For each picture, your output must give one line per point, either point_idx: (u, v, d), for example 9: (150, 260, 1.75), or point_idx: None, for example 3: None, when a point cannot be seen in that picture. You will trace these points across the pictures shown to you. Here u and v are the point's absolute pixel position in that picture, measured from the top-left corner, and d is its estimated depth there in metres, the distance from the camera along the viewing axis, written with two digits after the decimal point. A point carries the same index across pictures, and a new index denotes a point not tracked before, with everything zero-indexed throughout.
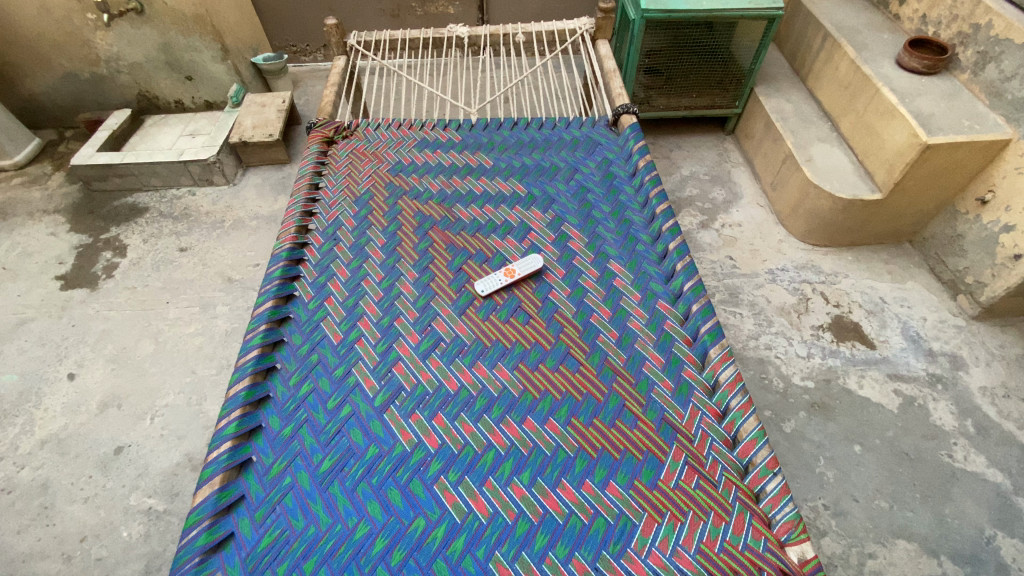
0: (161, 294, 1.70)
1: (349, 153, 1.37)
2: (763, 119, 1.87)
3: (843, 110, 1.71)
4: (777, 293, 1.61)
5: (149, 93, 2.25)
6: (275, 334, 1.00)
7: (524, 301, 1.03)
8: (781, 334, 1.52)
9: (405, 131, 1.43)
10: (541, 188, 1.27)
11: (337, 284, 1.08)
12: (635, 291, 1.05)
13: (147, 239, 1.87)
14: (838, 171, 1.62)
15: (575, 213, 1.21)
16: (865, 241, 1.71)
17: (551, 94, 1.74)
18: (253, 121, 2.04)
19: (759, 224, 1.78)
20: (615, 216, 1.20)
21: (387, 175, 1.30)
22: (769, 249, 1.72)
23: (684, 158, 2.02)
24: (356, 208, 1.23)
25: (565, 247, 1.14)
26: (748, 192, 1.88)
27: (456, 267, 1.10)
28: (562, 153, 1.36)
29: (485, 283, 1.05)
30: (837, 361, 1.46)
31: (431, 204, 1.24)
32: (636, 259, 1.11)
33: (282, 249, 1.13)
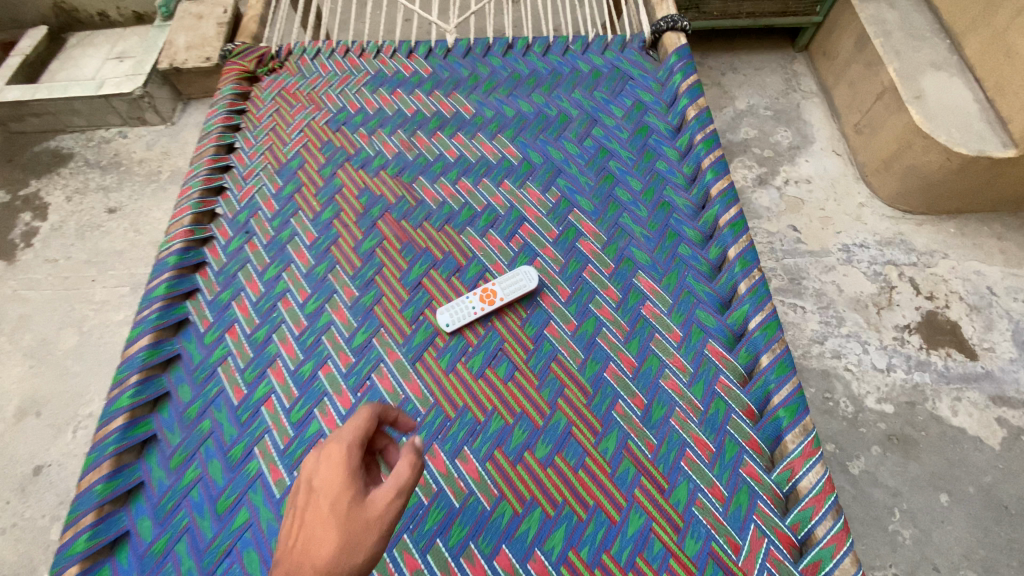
0: (86, 269, 1.42)
1: (276, 96, 0.98)
2: (853, 34, 1.38)
3: (972, 23, 1.22)
4: (853, 280, 1.24)
5: (65, 5, 1.85)
6: (154, 387, 0.71)
7: (509, 344, 0.70)
8: (855, 337, 1.17)
9: (354, 60, 1.00)
10: (542, 153, 0.85)
11: (244, 308, 0.76)
12: (677, 327, 0.70)
13: (71, 197, 1.56)
14: (956, 115, 1.18)
15: (589, 193, 0.81)
16: (974, 208, 1.29)
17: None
18: (187, 39, 1.58)
19: (834, 180, 1.37)
20: (650, 197, 0.80)
21: (324, 130, 0.91)
22: (846, 217, 1.32)
23: (740, 85, 1.55)
24: (279, 183, 0.87)
25: (572, 250, 0.77)
26: (823, 134, 1.44)
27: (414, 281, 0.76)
28: (576, 93, 0.92)
29: (451, 312, 0.71)
30: (926, 376, 1.13)
31: (383, 175, 0.85)
32: (679, 274, 0.74)
33: (170, 252, 0.80)
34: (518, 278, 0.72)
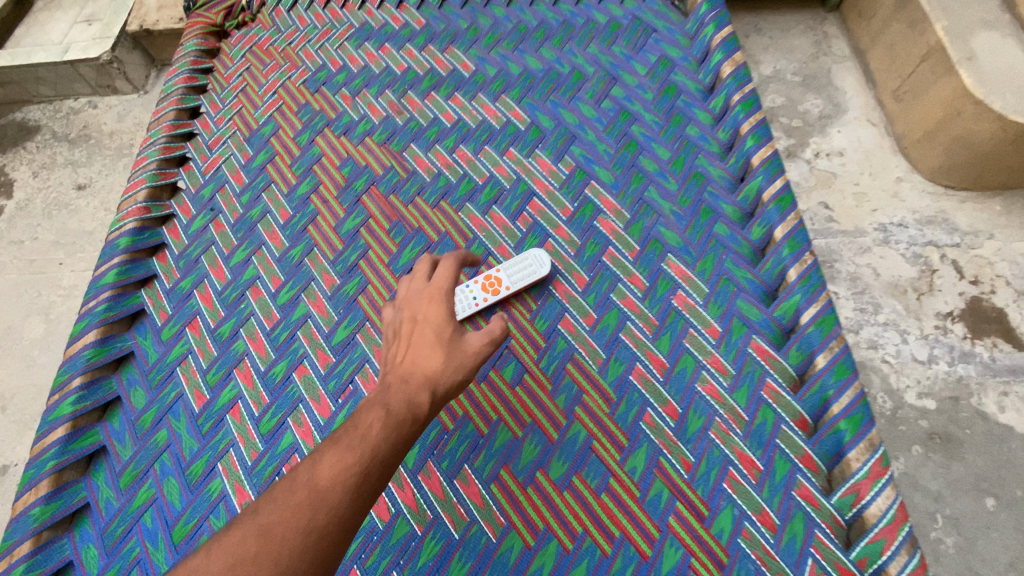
0: (54, 252, 1.30)
1: (247, 53, 0.85)
2: None
3: None
4: (890, 262, 1.13)
5: None
6: (101, 392, 0.61)
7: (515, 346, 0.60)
8: (892, 325, 1.07)
9: (335, 10, 0.87)
10: (553, 116, 0.74)
11: (207, 299, 0.65)
12: (715, 322, 0.59)
13: (37, 173, 1.44)
14: (1012, 78, 1.05)
15: (608, 163, 0.70)
16: None
17: None
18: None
19: (869, 152, 1.25)
20: (679, 167, 0.69)
21: (301, 91, 0.79)
22: (882, 193, 1.20)
23: (765, 49, 1.41)
24: (249, 153, 0.75)
25: (589, 230, 0.66)
26: (856, 102, 1.31)
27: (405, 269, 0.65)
28: (592, 47, 0.79)
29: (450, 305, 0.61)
30: (970, 369, 1.03)
31: (369, 142, 0.74)
32: (715, 258, 0.63)
33: (121, 234, 0.68)
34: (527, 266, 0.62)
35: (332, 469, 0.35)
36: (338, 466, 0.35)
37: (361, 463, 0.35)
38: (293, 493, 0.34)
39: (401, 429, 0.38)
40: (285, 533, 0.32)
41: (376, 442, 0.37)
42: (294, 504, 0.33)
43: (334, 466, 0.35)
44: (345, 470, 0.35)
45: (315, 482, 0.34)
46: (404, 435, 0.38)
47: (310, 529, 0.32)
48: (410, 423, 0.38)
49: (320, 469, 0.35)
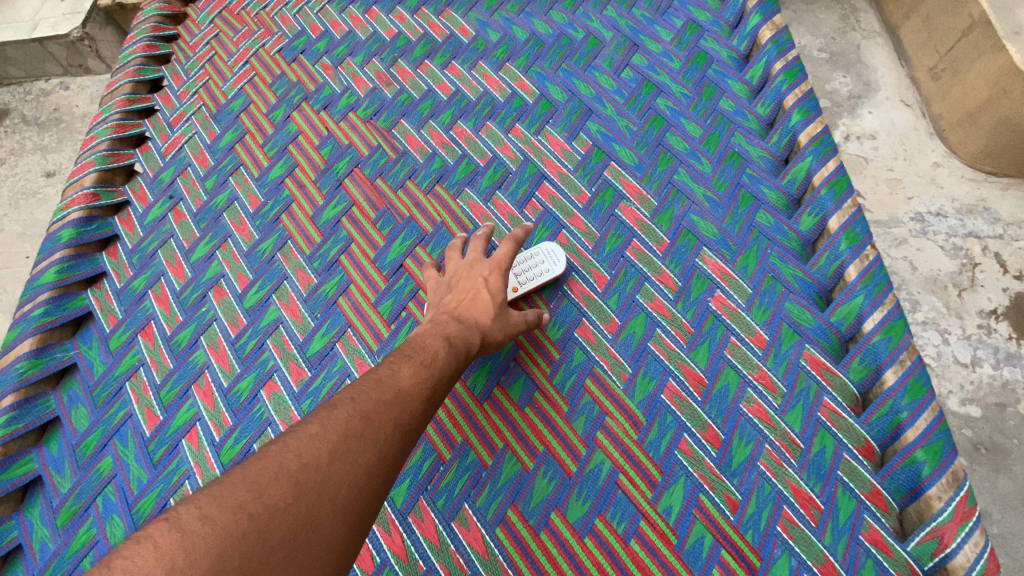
0: (21, 244, 1.21)
1: (217, 18, 0.75)
2: None
3: None
4: (928, 255, 1.04)
5: None
6: (38, 411, 0.52)
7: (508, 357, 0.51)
8: (930, 325, 0.98)
9: None
10: (566, 87, 0.64)
11: (163, 301, 0.56)
12: (761, 329, 0.50)
13: (5, 159, 1.33)
14: None
15: (630, 142, 0.60)
16: None
17: None
18: None
19: (903, 135, 1.15)
20: (714, 146, 0.59)
21: (277, 61, 0.69)
22: (918, 180, 1.10)
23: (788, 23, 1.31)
24: (216, 131, 0.65)
25: (610, 220, 0.56)
26: (888, 81, 1.21)
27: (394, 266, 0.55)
28: (609, 9, 0.69)
29: None
30: (1017, 372, 0.94)
31: (353, 119, 0.64)
32: (759, 252, 0.53)
33: (64, 225, 0.59)
34: (544, 266, 0.53)
35: (412, 378, 0.40)
36: (416, 377, 0.40)
37: (433, 378, 0.41)
38: (383, 393, 0.38)
39: (459, 360, 0.44)
40: (383, 420, 0.36)
41: (443, 366, 0.42)
42: (386, 401, 0.37)
43: (413, 377, 0.40)
44: (422, 381, 0.40)
45: (399, 386, 0.39)
46: (460, 364, 0.45)
47: (400, 423, 0.37)
48: (466, 357, 0.45)
49: (401, 378, 0.40)
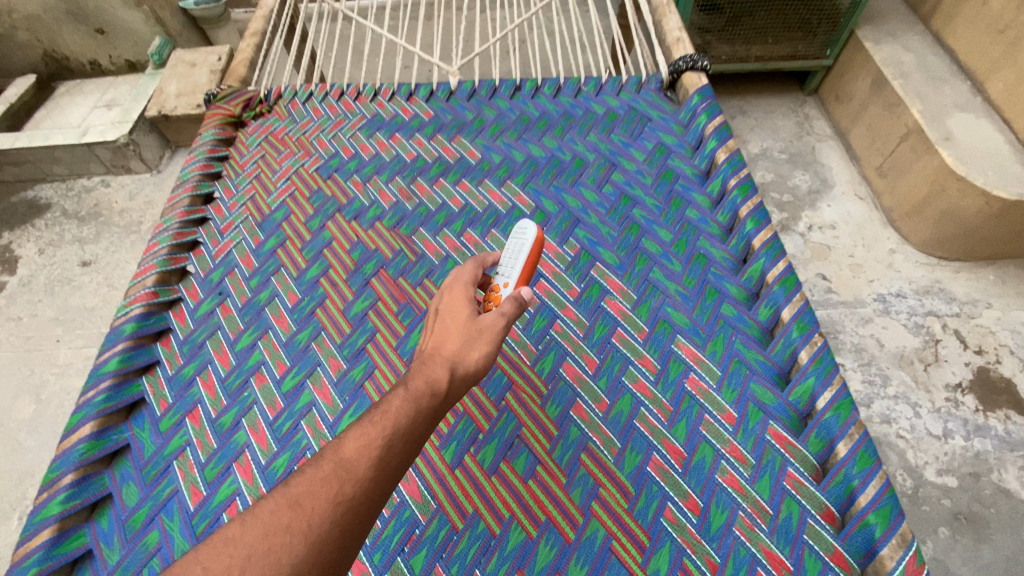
0: (53, 328, 1.28)
1: (263, 142, 0.89)
2: (867, 77, 1.34)
3: (995, 64, 1.18)
4: (893, 333, 1.13)
5: (57, 54, 1.78)
6: (92, 488, 0.58)
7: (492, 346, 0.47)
8: (903, 398, 1.05)
9: (349, 104, 0.92)
10: (557, 201, 0.77)
11: (210, 386, 0.64)
12: (730, 407, 0.58)
13: (44, 250, 1.44)
14: (991, 157, 1.10)
15: (612, 245, 0.72)
16: (1013, 253, 1.20)
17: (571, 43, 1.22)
18: (178, 86, 1.55)
19: (860, 225, 1.29)
20: (683, 249, 0.70)
21: (314, 178, 0.82)
22: (877, 265, 1.23)
23: (751, 129, 1.50)
24: (261, 237, 0.77)
25: (598, 311, 0.66)
26: (843, 178, 1.37)
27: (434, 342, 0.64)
28: (592, 136, 0.84)
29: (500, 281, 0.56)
30: (987, 443, 1.00)
31: (378, 226, 0.76)
32: (725, 339, 0.63)
33: (127, 319, 0.68)
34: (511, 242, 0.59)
35: (356, 443, 0.37)
36: (362, 441, 0.37)
37: (383, 438, 0.37)
38: (321, 470, 0.35)
39: (419, 404, 0.40)
40: (314, 504, 0.33)
41: (398, 418, 0.39)
42: (323, 477, 0.34)
43: (358, 442, 0.37)
44: (368, 445, 0.37)
45: (342, 458, 0.36)
46: (427, 411, 0.40)
47: (339, 500, 0.34)
48: (429, 396, 0.41)
49: (345, 446, 0.37)
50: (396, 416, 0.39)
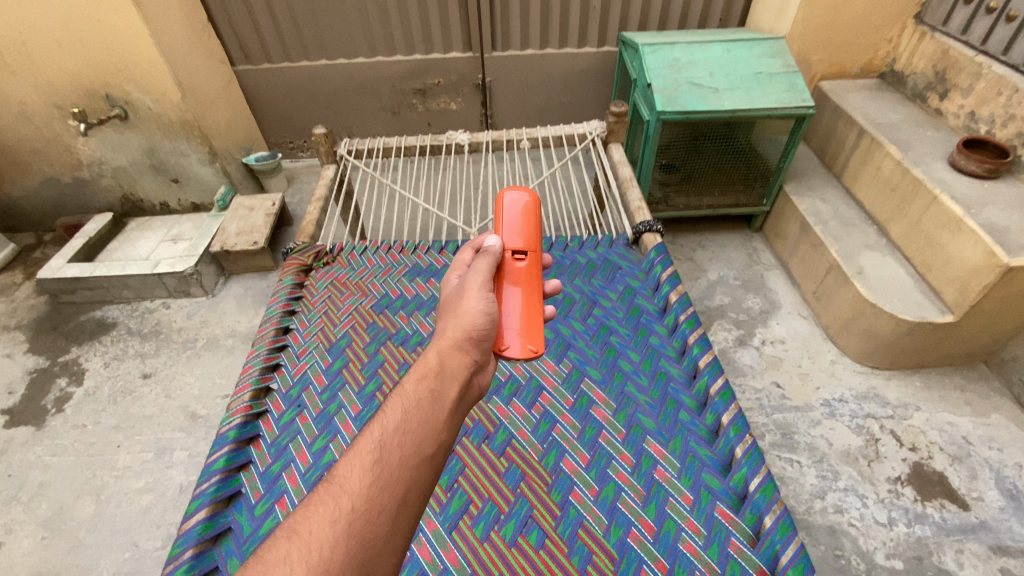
0: (114, 435, 1.45)
1: (328, 284, 1.18)
2: (797, 221, 1.68)
3: (891, 214, 1.51)
4: (840, 433, 1.34)
5: (134, 196, 2.11)
6: (206, 562, 0.75)
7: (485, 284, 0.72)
8: (852, 490, 1.24)
9: (396, 255, 1.24)
10: (554, 331, 1.05)
11: (294, 479, 0.84)
12: (687, 490, 0.79)
13: (108, 362, 1.66)
14: (895, 287, 1.39)
15: (597, 364, 0.98)
16: (932, 363, 1.45)
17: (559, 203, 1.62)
18: (238, 226, 1.88)
19: (805, 340, 1.56)
20: (648, 368, 0.96)
21: (370, 313, 1.10)
22: (821, 373, 1.47)
23: (710, 260, 1.83)
24: (329, 359, 1.01)
25: (587, 417, 0.89)
26: (787, 300, 1.67)
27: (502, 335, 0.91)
28: (577, 280, 1.16)
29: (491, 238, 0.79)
30: (926, 529, 1.17)
31: (420, 350, 1.02)
32: (682, 438, 0.85)
33: (230, 426, 0.89)
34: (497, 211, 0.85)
35: (352, 471, 0.52)
36: (353, 469, 0.53)
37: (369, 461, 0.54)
38: (321, 503, 0.50)
39: (399, 426, 0.57)
40: (322, 516, 0.49)
41: (384, 440, 0.56)
42: (323, 506, 0.50)
43: (353, 469, 0.53)
44: (358, 468, 0.53)
45: (341, 487, 0.51)
46: (413, 421, 0.58)
47: (341, 510, 0.49)
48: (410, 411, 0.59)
49: (341, 477, 0.52)
50: (381, 441, 0.56)
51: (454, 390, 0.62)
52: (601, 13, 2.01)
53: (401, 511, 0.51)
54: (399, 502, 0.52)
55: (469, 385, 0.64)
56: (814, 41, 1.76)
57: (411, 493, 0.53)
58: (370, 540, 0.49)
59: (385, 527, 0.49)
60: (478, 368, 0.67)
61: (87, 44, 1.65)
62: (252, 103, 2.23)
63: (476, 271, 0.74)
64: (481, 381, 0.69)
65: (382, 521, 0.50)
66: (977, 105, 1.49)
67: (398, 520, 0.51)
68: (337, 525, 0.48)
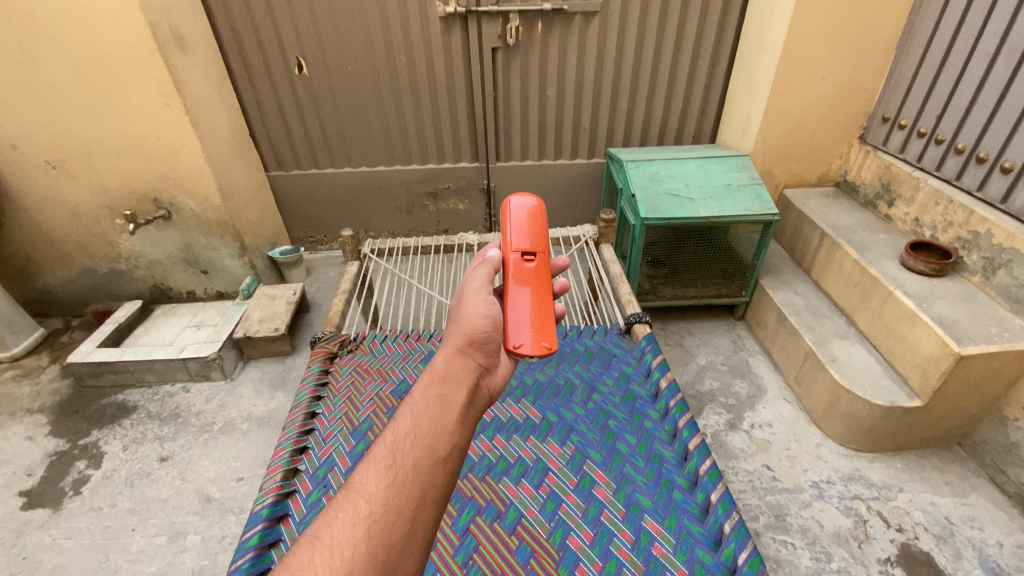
0: (129, 518, 1.49)
1: (352, 371, 1.30)
2: (774, 312, 1.86)
3: (856, 306, 1.68)
4: (829, 514, 1.41)
5: (163, 285, 2.27)
6: None
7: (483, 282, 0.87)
8: (845, 572, 1.29)
9: (412, 343, 1.39)
10: (558, 415, 1.17)
11: None
12: (683, 565, 0.87)
13: (127, 445, 1.72)
14: (866, 373, 1.52)
15: (597, 446, 1.09)
16: (910, 444, 1.55)
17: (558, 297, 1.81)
18: (261, 314, 2.03)
19: (790, 423, 1.66)
20: (643, 450, 1.07)
21: (390, 397, 1.22)
22: (808, 455, 1.56)
23: (698, 346, 1.99)
24: (353, 442, 1.12)
25: (590, 496, 0.99)
26: (772, 385, 1.80)
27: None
28: (577, 367, 1.30)
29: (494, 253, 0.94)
30: None
31: None
32: (676, 516, 0.94)
33: (263, 505, 0.98)
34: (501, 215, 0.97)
35: (368, 478, 0.58)
36: (367, 477, 0.59)
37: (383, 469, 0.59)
38: (340, 511, 0.56)
39: (409, 432, 0.64)
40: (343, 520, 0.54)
41: (397, 449, 0.62)
42: (344, 513, 0.55)
43: (368, 476, 0.58)
44: (372, 476, 0.58)
45: (358, 493, 0.57)
46: (423, 427, 0.65)
47: (361, 515, 0.55)
48: (419, 418, 0.66)
49: (358, 484, 0.58)
50: (393, 449, 0.62)
51: (460, 394, 0.71)
52: (590, 131, 2.32)
53: (419, 511, 0.58)
54: (417, 504, 0.58)
55: (475, 387, 0.74)
56: (774, 157, 2.04)
57: (426, 495, 0.59)
58: (390, 540, 0.54)
59: (403, 528, 0.55)
60: (483, 370, 0.78)
61: (144, 157, 1.90)
62: (280, 203, 2.49)
63: (475, 281, 0.88)
64: (490, 383, 0.79)
65: (401, 522, 0.56)
66: (920, 212, 1.71)
67: (415, 520, 0.57)
68: (357, 528, 0.54)
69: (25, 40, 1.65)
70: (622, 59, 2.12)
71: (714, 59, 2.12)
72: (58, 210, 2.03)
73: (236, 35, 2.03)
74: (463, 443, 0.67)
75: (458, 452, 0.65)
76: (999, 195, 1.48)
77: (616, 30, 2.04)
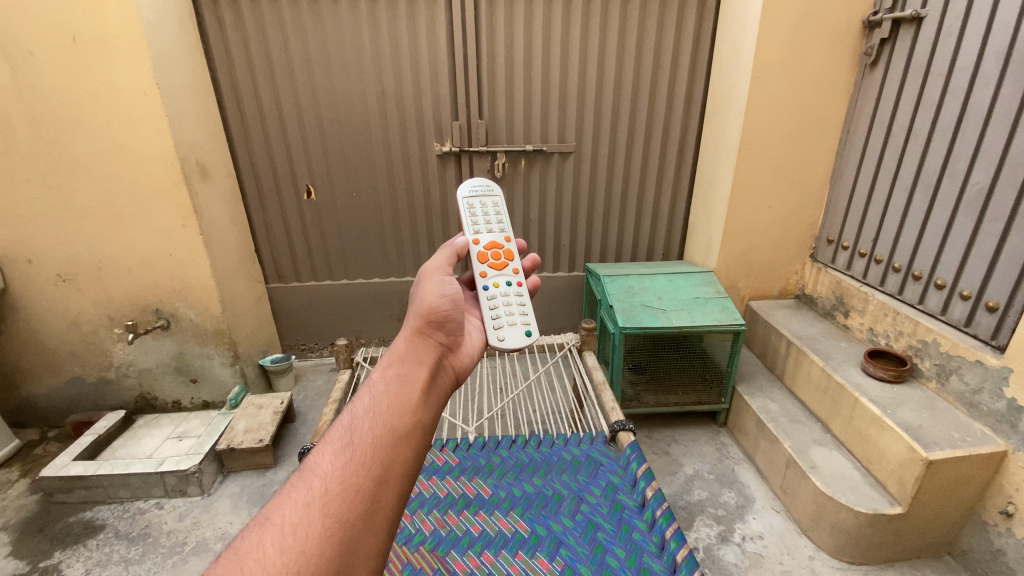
0: None
1: None
2: (753, 419, 1.92)
3: (829, 412, 1.75)
4: None
5: (149, 394, 2.27)
6: None
7: None
8: None
9: None
10: (546, 527, 1.18)
11: None
12: None
13: (90, 569, 1.61)
14: (845, 479, 1.55)
15: (586, 561, 1.09)
16: (901, 556, 1.54)
17: (545, 408, 1.94)
18: (246, 424, 2.02)
19: (781, 534, 1.65)
20: (632, 563, 1.07)
21: None
22: (802, 569, 1.53)
23: (684, 454, 2.02)
24: None
25: None
26: (760, 495, 1.80)
27: (524, 325, 1.03)
28: (564, 476, 1.33)
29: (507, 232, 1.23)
30: None
31: (423, 550, 1.13)
32: None
33: None
34: (497, 206, 1.27)
35: (324, 458, 0.58)
36: (323, 457, 0.59)
37: (341, 450, 0.59)
38: (294, 492, 0.56)
39: (372, 410, 0.64)
40: (297, 501, 0.55)
41: (356, 430, 0.62)
42: (297, 493, 0.56)
43: (323, 457, 0.58)
44: (329, 457, 0.59)
45: (313, 474, 0.57)
46: (383, 404, 0.64)
47: (315, 495, 0.55)
48: (380, 397, 0.65)
49: (314, 464, 0.58)
50: (352, 430, 0.62)
51: (422, 372, 0.71)
52: (570, 248, 2.54)
53: (380, 488, 0.57)
54: (378, 481, 0.58)
55: (438, 367, 0.74)
56: (737, 272, 2.25)
57: (387, 472, 0.59)
58: (349, 517, 0.54)
59: (362, 505, 0.55)
60: (445, 350, 0.78)
61: (154, 271, 2.02)
62: (276, 313, 2.59)
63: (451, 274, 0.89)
64: (454, 363, 0.80)
65: (360, 499, 0.55)
66: (873, 322, 1.87)
67: (379, 495, 0.57)
68: (312, 505, 0.54)
69: (62, 170, 1.83)
70: (596, 187, 2.40)
71: (676, 188, 2.41)
72: (58, 320, 2.09)
73: (253, 166, 2.28)
74: (426, 421, 0.65)
75: (421, 431, 0.64)
76: (938, 307, 1.64)
77: (589, 165, 2.34)
